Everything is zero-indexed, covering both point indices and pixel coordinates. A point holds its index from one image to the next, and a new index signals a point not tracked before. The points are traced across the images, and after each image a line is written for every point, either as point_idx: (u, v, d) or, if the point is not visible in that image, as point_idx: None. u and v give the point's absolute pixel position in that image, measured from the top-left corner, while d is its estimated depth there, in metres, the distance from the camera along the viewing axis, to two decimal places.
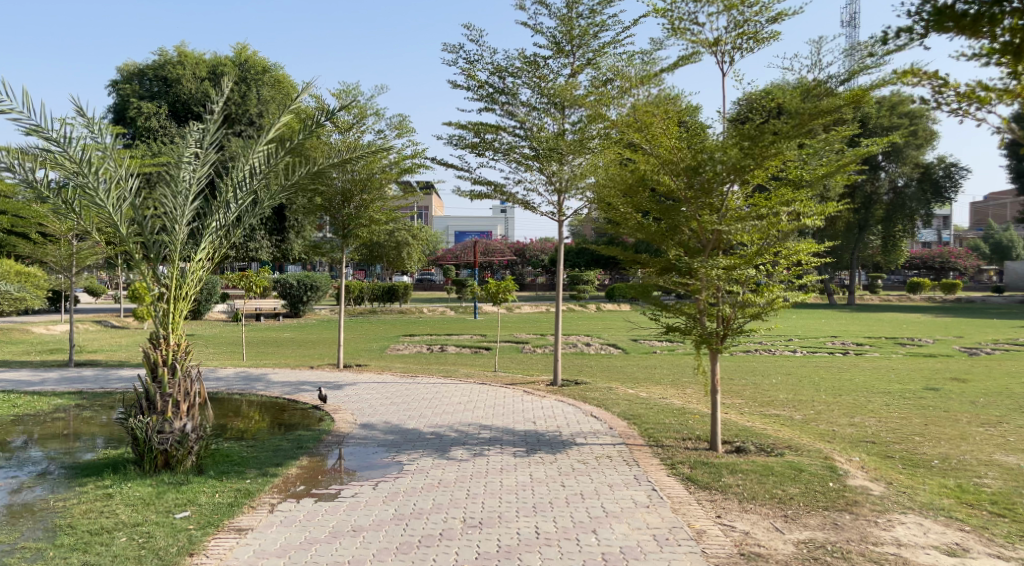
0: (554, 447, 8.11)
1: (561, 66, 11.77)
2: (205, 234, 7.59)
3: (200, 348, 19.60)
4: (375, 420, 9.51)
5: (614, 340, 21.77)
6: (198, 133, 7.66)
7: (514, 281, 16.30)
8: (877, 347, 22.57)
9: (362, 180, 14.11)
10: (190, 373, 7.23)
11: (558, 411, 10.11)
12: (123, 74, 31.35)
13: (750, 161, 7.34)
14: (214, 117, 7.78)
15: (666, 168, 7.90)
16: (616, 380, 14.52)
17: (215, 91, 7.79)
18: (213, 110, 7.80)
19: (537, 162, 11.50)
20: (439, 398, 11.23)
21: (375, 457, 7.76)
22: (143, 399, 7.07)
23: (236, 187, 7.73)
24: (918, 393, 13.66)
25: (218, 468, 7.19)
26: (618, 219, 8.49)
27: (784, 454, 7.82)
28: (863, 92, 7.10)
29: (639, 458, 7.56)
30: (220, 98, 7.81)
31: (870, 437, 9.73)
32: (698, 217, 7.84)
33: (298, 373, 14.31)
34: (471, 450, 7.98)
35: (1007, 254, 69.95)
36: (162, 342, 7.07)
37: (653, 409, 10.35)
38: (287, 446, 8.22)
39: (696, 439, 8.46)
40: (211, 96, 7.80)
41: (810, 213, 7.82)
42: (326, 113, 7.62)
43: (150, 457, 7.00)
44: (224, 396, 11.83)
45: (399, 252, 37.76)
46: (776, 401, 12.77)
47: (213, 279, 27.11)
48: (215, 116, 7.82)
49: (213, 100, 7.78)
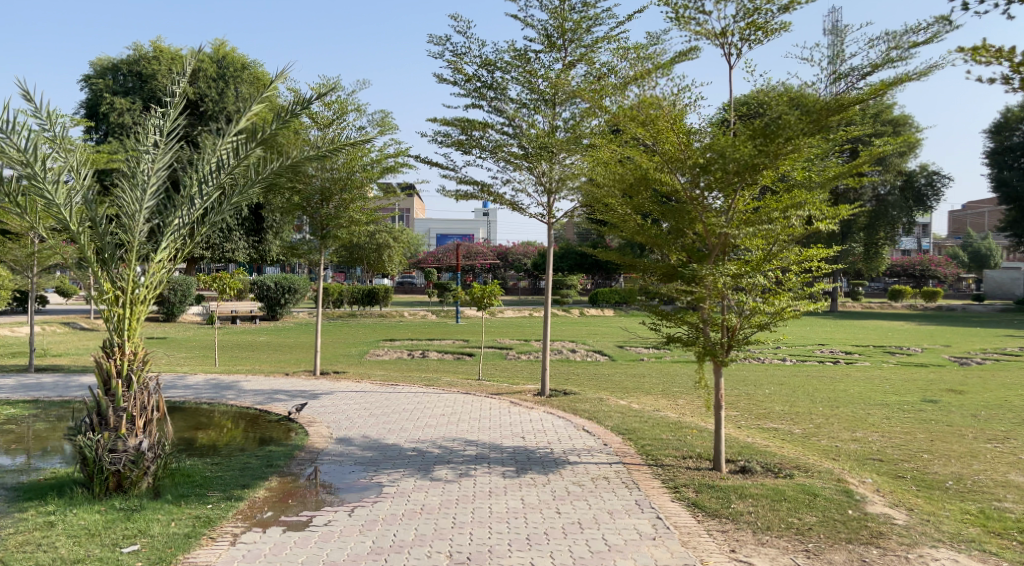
0: (546, 467, 7.49)
1: (552, 60, 11.22)
2: (166, 233, 6.93)
3: (171, 353, 18.80)
4: (352, 435, 8.85)
5: (600, 346, 21.25)
6: (158, 121, 6.96)
7: (499, 284, 15.67)
8: (866, 356, 22.21)
9: (341, 177, 13.46)
10: (148, 385, 6.55)
11: (548, 425, 9.50)
12: (96, 68, 30.25)
13: (764, 159, 6.74)
14: (177, 104, 7.08)
15: (672, 165, 7.33)
16: (605, 390, 13.96)
17: (177, 74, 7.08)
18: (176, 97, 7.11)
19: (528, 161, 10.94)
20: (420, 410, 10.57)
21: (351, 477, 7.11)
22: (94, 413, 6.38)
23: (201, 181, 7.07)
24: (917, 406, 13.20)
25: (177, 491, 6.50)
26: (616, 220, 7.90)
27: (793, 475, 7.25)
28: (888, 88, 6.54)
29: (639, 480, 6.97)
30: (182, 83, 7.10)
31: (877, 454, 9.24)
32: (704, 220, 7.31)
33: (271, 381, 13.57)
34: (457, 470, 7.35)
35: (986, 263, 70.51)
36: (117, 350, 6.39)
37: (648, 423, 9.79)
38: (256, 464, 7.54)
39: (698, 457, 7.88)
40: (172, 80, 7.08)
41: (822, 216, 7.26)
42: (303, 102, 6.97)
43: (100, 479, 6.30)
44: (192, 406, 11.09)
45: (380, 254, 37.02)
46: (773, 413, 12.27)
47: (186, 280, 26.23)
48: (178, 102, 7.11)
49: (175, 85, 7.07)
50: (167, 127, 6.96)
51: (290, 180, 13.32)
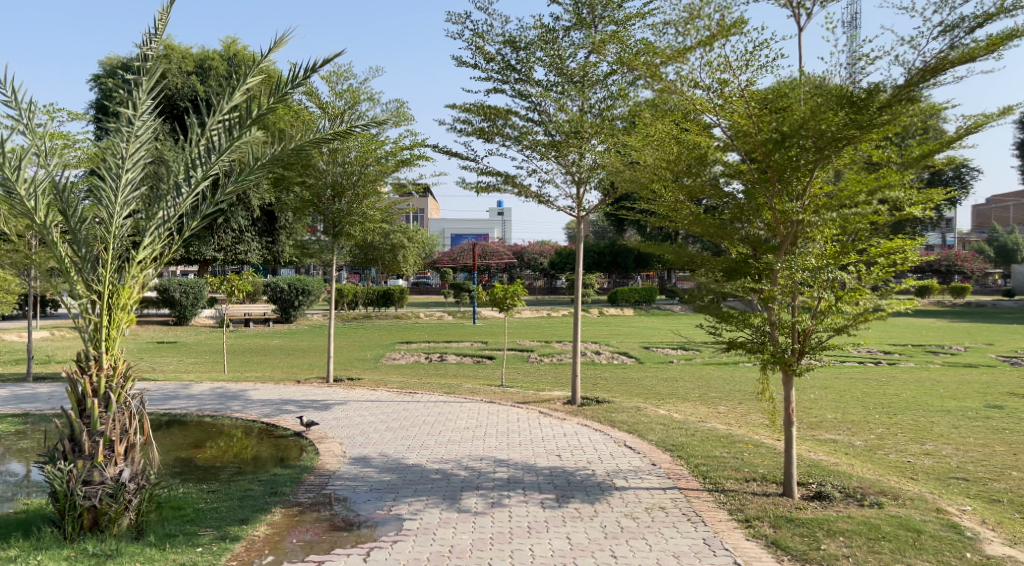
0: (590, 494, 6.46)
1: (582, 38, 10.20)
2: (148, 226, 5.89)
3: (178, 358, 17.94)
4: (367, 454, 7.88)
5: (625, 347, 20.26)
6: (130, 95, 5.85)
7: (523, 283, 14.61)
8: (909, 356, 20.95)
9: (354, 170, 12.52)
10: (130, 405, 5.61)
11: (585, 441, 8.51)
12: (104, 68, 29.50)
13: (855, 130, 5.72)
14: (149, 72, 5.92)
15: (739, 141, 6.24)
16: (638, 396, 12.96)
17: (150, 34, 5.90)
18: (145, 63, 5.91)
19: (556, 150, 9.92)
20: (442, 422, 9.58)
21: (368, 507, 6.13)
22: (66, 439, 5.45)
23: (189, 167, 6.03)
24: (982, 412, 12.07)
25: (164, 529, 5.53)
26: (665, 209, 6.88)
27: (881, 502, 6.22)
28: (1002, 42, 5.44)
29: (702, 511, 5.96)
30: (155, 45, 5.92)
31: (958, 472, 8.16)
32: (774, 205, 6.27)
33: (281, 389, 12.64)
34: (488, 498, 6.34)
35: (1012, 258, 67.93)
36: (93, 364, 5.45)
37: (697, 436, 8.78)
38: (259, 490, 6.58)
39: (764, 480, 6.86)
40: (144, 42, 5.91)
41: (913, 201, 6.17)
42: (307, 70, 5.92)
43: (73, 518, 5.36)
44: (194, 418, 10.16)
45: (394, 254, 36.21)
46: (826, 421, 11.20)
47: (197, 282, 25.39)
48: (147, 70, 5.91)
49: (144, 50, 5.89)
50: (141, 100, 5.85)
51: (300, 174, 12.44)
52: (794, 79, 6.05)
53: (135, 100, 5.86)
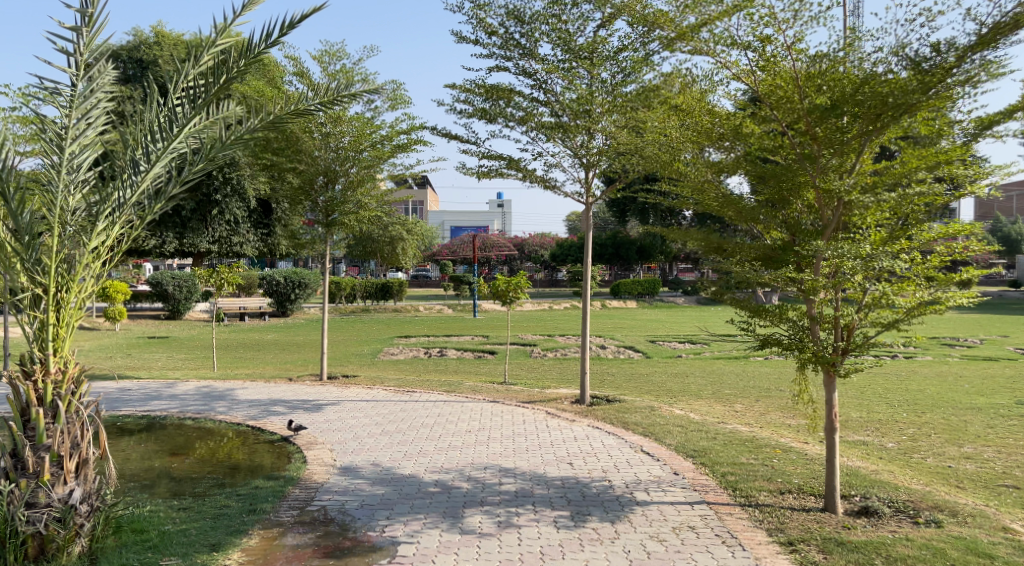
0: (609, 510, 5.74)
1: (591, 10, 9.40)
2: (102, 210, 5.12)
3: (168, 354, 17.23)
4: (359, 463, 7.14)
5: (631, 341, 19.53)
6: (70, 53, 5.05)
7: (526, 275, 13.82)
8: (925, 349, 20.15)
9: (347, 156, 11.68)
10: (82, 415, 4.89)
11: (598, 446, 7.78)
12: None
13: (917, 96, 4.98)
14: (92, 22, 5.08)
15: (783, 109, 5.45)
16: (650, 394, 12.25)
17: None
18: (86, 10, 5.06)
19: (563, 131, 9.15)
20: (443, 425, 8.85)
21: (358, 528, 5.41)
22: (7, 456, 4.72)
23: (147, 139, 5.27)
24: (1015, 410, 11.34)
25: (120, 559, 4.83)
26: (695, 188, 6.11)
27: (939, 520, 5.50)
28: None
29: (737, 532, 5.25)
30: None
31: (1007, 479, 7.42)
32: (818, 184, 5.48)
33: (271, 388, 11.91)
34: (494, 516, 5.61)
35: (1016, 248, 65.89)
36: (38, 368, 4.73)
37: (720, 440, 8.05)
38: (236, 507, 5.86)
39: (801, 493, 6.14)
40: None
41: (978, 179, 5.43)
42: (284, 27, 5.18)
43: (15, 547, 4.61)
44: (174, 420, 9.43)
45: (393, 247, 35.44)
46: (852, 422, 10.45)
47: (189, 276, 24.69)
48: (89, 18, 5.07)
49: None
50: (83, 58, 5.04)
51: (290, 159, 11.65)
52: (846, 43, 5.33)
53: (77, 58, 5.07)
